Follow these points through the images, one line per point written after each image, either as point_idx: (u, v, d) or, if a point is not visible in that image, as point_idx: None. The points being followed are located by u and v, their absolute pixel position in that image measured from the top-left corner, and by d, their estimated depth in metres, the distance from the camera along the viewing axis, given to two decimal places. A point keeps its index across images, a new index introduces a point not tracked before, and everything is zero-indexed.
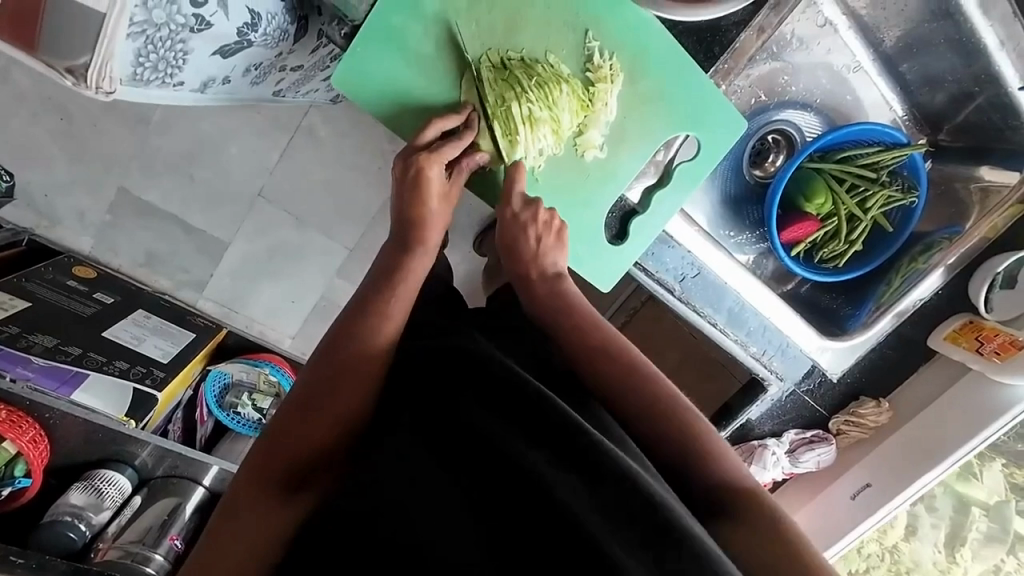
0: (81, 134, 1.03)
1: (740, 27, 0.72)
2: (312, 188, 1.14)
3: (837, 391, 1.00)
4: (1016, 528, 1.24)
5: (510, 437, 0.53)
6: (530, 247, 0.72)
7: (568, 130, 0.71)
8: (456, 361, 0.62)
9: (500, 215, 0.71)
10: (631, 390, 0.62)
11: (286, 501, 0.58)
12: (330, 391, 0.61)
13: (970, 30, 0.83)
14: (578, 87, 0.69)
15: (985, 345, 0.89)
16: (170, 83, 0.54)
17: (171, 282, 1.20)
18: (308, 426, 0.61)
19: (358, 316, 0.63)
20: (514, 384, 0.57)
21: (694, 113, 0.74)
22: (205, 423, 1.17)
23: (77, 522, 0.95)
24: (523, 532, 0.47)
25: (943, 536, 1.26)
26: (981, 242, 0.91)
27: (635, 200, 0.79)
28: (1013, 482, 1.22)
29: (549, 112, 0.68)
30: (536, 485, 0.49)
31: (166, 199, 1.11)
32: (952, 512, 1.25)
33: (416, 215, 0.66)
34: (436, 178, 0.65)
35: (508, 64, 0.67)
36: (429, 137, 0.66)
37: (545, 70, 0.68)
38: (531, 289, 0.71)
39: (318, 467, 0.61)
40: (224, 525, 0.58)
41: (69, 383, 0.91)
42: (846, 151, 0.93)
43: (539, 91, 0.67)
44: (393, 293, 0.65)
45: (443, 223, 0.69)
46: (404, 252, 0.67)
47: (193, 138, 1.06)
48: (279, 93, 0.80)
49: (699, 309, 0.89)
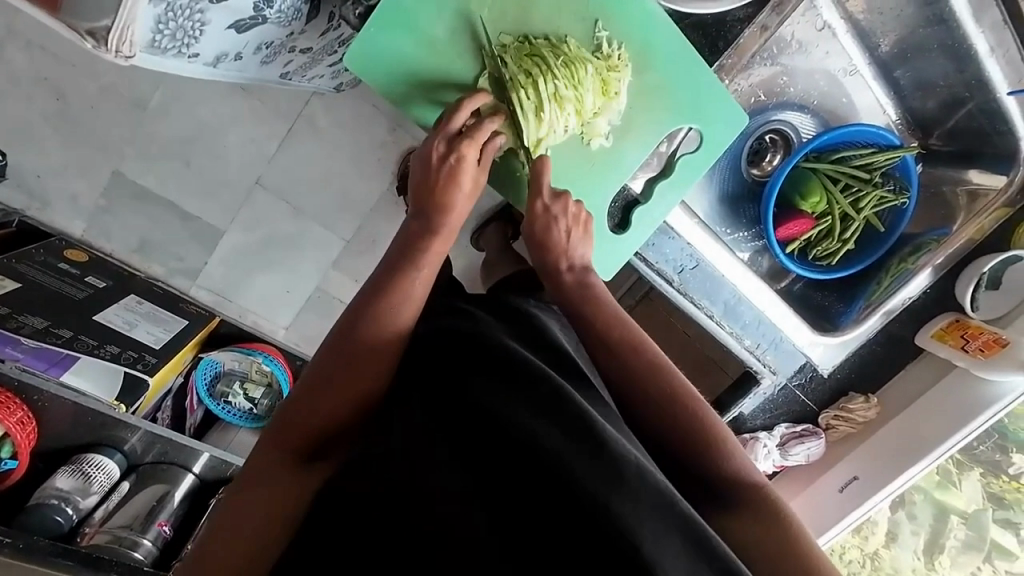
0: (76, 116, 1.01)
1: (744, 23, 0.74)
2: (312, 177, 1.13)
3: (827, 385, 1.02)
4: (992, 536, 1.26)
5: (518, 421, 0.52)
6: (560, 239, 0.71)
7: (589, 112, 0.72)
8: (464, 346, 0.62)
9: (531, 208, 0.70)
10: (625, 353, 0.65)
11: (304, 474, 0.61)
12: (338, 378, 0.61)
13: (962, 36, 0.86)
14: (601, 68, 0.70)
15: (970, 343, 0.91)
16: (184, 54, 0.54)
17: (164, 269, 1.18)
18: (317, 410, 0.61)
19: (371, 304, 0.62)
20: (518, 366, 0.57)
21: (699, 108, 0.76)
22: (194, 412, 1.21)
23: (65, 506, 0.94)
24: (525, 509, 0.48)
25: (922, 542, 1.29)
26: (967, 244, 0.95)
27: (638, 189, 0.80)
28: (990, 491, 1.24)
29: (574, 91, 0.68)
30: (544, 470, 0.49)
31: (163, 184, 1.09)
32: (932, 520, 1.28)
33: (443, 201, 0.65)
34: (471, 161, 0.65)
35: (532, 43, 0.68)
36: (460, 120, 0.65)
37: (571, 50, 0.69)
38: (559, 279, 0.71)
39: (333, 443, 0.62)
40: (246, 497, 0.59)
41: (59, 364, 0.92)
42: (839, 151, 0.96)
43: (566, 70, 0.67)
44: (406, 279, 0.64)
45: (465, 210, 0.67)
46: (421, 239, 0.66)
47: (192, 124, 1.04)
48: (286, 77, 0.80)
49: (696, 301, 0.91)
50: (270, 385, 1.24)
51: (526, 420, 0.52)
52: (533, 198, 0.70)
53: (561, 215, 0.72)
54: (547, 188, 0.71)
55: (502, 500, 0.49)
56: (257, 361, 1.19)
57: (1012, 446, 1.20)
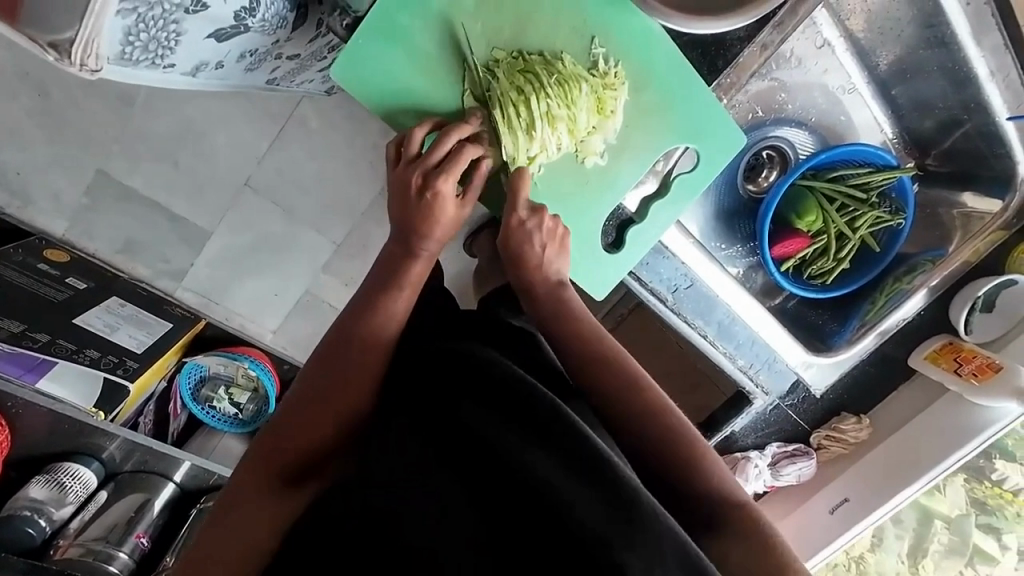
0: (58, 112, 0.97)
1: (744, 43, 0.70)
2: (300, 180, 1.11)
3: (818, 407, 1.01)
4: (975, 541, 1.26)
5: (513, 450, 0.50)
6: (535, 255, 0.69)
7: (582, 131, 0.70)
8: (453, 367, 0.60)
9: (506, 222, 0.67)
10: (624, 388, 0.61)
11: (290, 492, 0.57)
12: (325, 399, 0.59)
13: (963, 59, 0.84)
14: (597, 86, 0.68)
15: (963, 367, 0.91)
16: (159, 65, 0.52)
17: (150, 270, 1.15)
18: (298, 430, 0.59)
19: (361, 318, 0.62)
20: (508, 389, 0.56)
21: (697, 126, 0.73)
22: (177, 416, 1.17)
23: (37, 518, 0.92)
24: (516, 531, 0.46)
25: (906, 546, 1.28)
26: (962, 266, 0.94)
27: (633, 208, 0.78)
28: (974, 496, 1.23)
29: (567, 111, 0.67)
30: (537, 494, 0.47)
31: (149, 184, 1.06)
32: (916, 524, 1.27)
33: (422, 227, 0.63)
34: (448, 195, 0.63)
35: (526, 59, 0.66)
36: (442, 150, 0.63)
37: (565, 68, 0.66)
38: (534, 298, 0.69)
39: (321, 461, 0.59)
40: (225, 513, 0.55)
41: (34, 370, 0.88)
42: (836, 170, 0.94)
43: (559, 89, 0.66)
44: (394, 295, 0.63)
45: (442, 240, 0.65)
46: (408, 257, 0.64)
47: (179, 124, 1.01)
48: (274, 82, 0.78)
49: (689, 320, 0.90)
50: (256, 388, 1.21)
51: (516, 445, 0.51)
52: (508, 212, 0.67)
53: (536, 230, 0.69)
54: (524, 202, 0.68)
55: (492, 521, 0.47)
56: (242, 365, 1.16)
57: (995, 453, 1.19)
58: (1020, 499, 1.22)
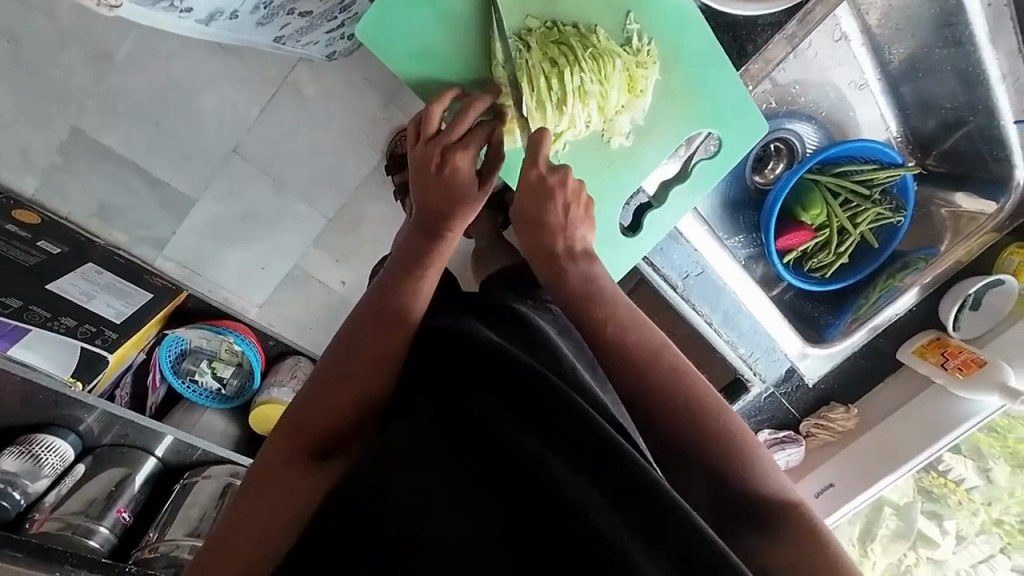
0: (29, 63, 0.87)
1: (774, 29, 0.70)
2: (295, 150, 1.06)
3: (811, 395, 1.05)
4: (921, 530, 1.28)
5: (526, 446, 0.49)
6: (557, 217, 0.60)
7: (612, 109, 0.68)
8: (467, 354, 0.56)
9: (525, 177, 0.59)
10: (641, 362, 0.56)
11: (314, 474, 0.57)
12: (341, 386, 0.58)
13: (977, 61, 0.86)
14: (630, 63, 0.66)
15: (950, 361, 0.95)
16: (176, 8, 0.50)
17: (126, 236, 1.07)
18: (319, 415, 0.57)
19: (384, 301, 0.60)
20: (523, 379, 0.53)
21: (726, 110, 0.72)
22: (156, 390, 1.18)
23: (11, 490, 0.88)
24: (534, 529, 0.46)
25: (856, 530, 1.28)
26: (954, 265, 0.98)
27: (652, 191, 0.77)
28: (920, 485, 1.27)
29: (600, 87, 0.65)
30: (551, 493, 0.46)
31: (129, 145, 0.98)
32: (867, 509, 1.29)
33: (444, 205, 0.61)
34: (467, 170, 0.60)
35: (561, 30, 0.65)
36: (462, 122, 0.60)
37: (600, 42, 0.65)
38: (558, 269, 0.61)
39: (342, 444, 0.59)
40: (250, 496, 0.55)
41: (7, 337, 0.90)
42: (842, 166, 0.96)
43: (593, 63, 0.64)
44: (421, 278, 0.61)
45: (468, 218, 0.63)
46: (433, 237, 0.62)
47: (161, 81, 0.94)
48: (279, 40, 0.74)
49: (697, 307, 0.91)
50: (240, 363, 1.22)
51: (531, 442, 0.49)
52: (526, 167, 0.59)
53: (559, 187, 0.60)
54: (545, 158, 0.60)
55: (513, 523, 0.47)
56: (227, 340, 1.16)
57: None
58: (963, 488, 1.24)
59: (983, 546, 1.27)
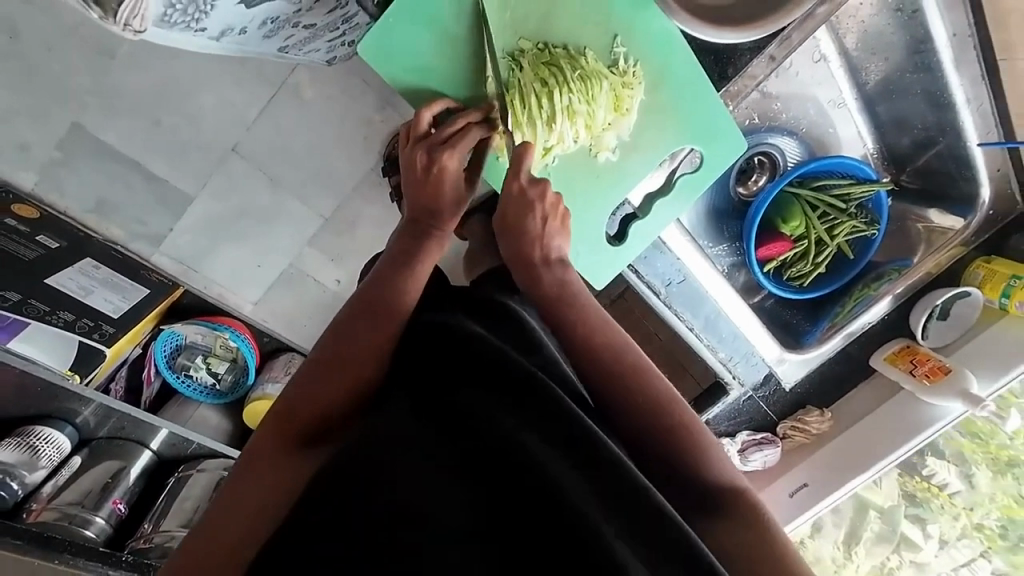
0: (27, 57, 0.89)
1: (754, 53, 0.73)
2: (293, 150, 1.08)
3: (788, 398, 1.10)
4: (903, 531, 1.29)
5: (508, 427, 0.53)
6: (536, 228, 0.68)
7: (599, 127, 0.72)
8: (456, 347, 0.61)
9: (508, 188, 0.67)
10: (608, 362, 0.62)
11: (302, 457, 0.59)
12: (334, 374, 0.61)
13: (945, 86, 0.90)
14: (616, 83, 0.70)
15: (918, 368, 1.00)
16: (192, 28, 0.53)
17: (123, 232, 1.10)
18: (312, 400, 0.60)
19: (379, 295, 0.63)
20: (507, 370, 0.57)
21: (707, 128, 0.76)
22: (151, 383, 1.20)
23: (10, 480, 0.90)
24: (511, 507, 0.49)
25: (842, 534, 1.31)
26: (925, 276, 1.03)
27: (636, 203, 0.81)
28: (905, 488, 1.26)
29: (587, 107, 0.69)
30: (529, 470, 0.50)
31: (128, 142, 1.01)
32: (852, 514, 1.30)
33: (434, 203, 0.66)
34: (455, 170, 0.65)
35: (552, 52, 0.69)
36: (453, 128, 0.65)
37: (589, 64, 0.69)
38: (534, 273, 0.68)
39: (331, 432, 0.61)
40: (240, 476, 0.57)
41: (6, 329, 0.89)
42: (822, 179, 1.00)
43: (581, 84, 0.68)
44: (411, 272, 0.65)
45: (454, 217, 0.68)
46: (423, 234, 0.67)
47: (162, 80, 0.96)
48: (282, 50, 0.76)
49: (679, 314, 0.96)
50: (234, 359, 1.24)
51: (513, 425, 0.53)
52: (509, 180, 0.68)
53: (538, 200, 0.68)
54: (526, 171, 0.68)
55: (487, 501, 0.49)
56: (223, 336, 1.19)
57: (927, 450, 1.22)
58: (946, 492, 1.24)
59: (964, 549, 1.27)
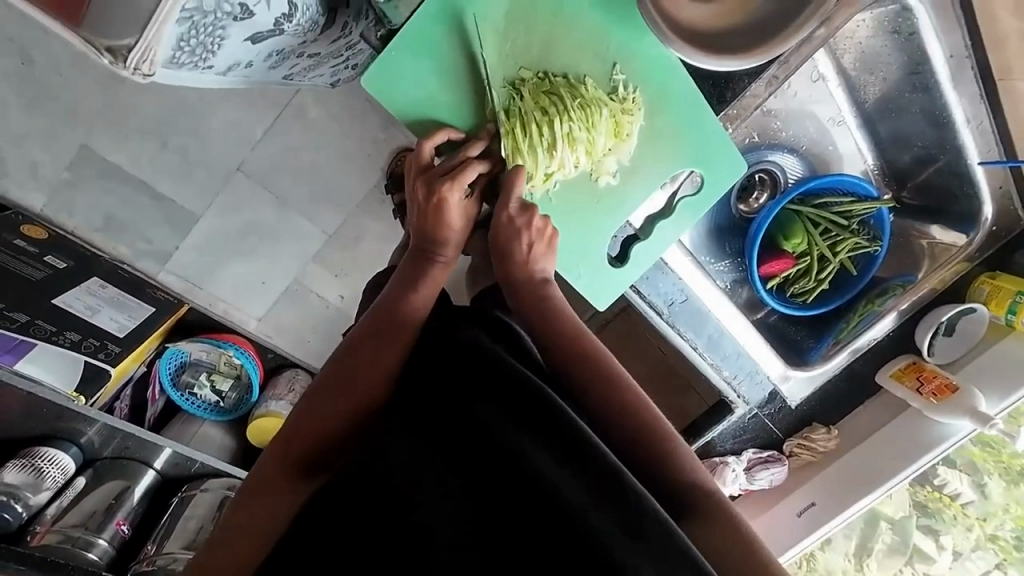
0: (39, 80, 0.93)
1: (753, 78, 0.75)
2: (297, 170, 1.10)
3: (794, 415, 1.09)
4: (916, 543, 1.27)
5: (509, 440, 0.52)
6: (521, 253, 0.69)
7: (599, 152, 0.73)
8: (458, 361, 0.61)
9: (496, 218, 0.68)
10: (595, 381, 0.62)
11: (307, 475, 0.59)
12: (342, 390, 0.61)
13: (943, 105, 0.91)
14: (615, 110, 0.71)
15: (925, 386, 0.99)
16: (200, 66, 0.54)
17: (129, 250, 1.11)
18: (316, 417, 0.61)
19: (385, 317, 0.64)
20: (508, 382, 0.57)
21: (706, 152, 0.76)
22: (155, 402, 1.20)
23: (13, 503, 0.90)
24: (512, 521, 0.48)
25: (853, 545, 1.29)
26: (930, 292, 1.02)
27: (638, 225, 0.81)
28: (916, 499, 1.24)
29: (587, 134, 0.70)
30: (530, 483, 0.49)
31: (135, 162, 1.03)
32: (863, 524, 1.28)
33: (438, 232, 0.67)
34: (456, 202, 0.66)
35: (551, 80, 0.69)
36: (451, 163, 0.66)
37: (588, 92, 0.70)
38: (519, 295, 0.69)
39: (335, 449, 0.61)
40: (248, 495, 0.58)
41: (12, 352, 0.90)
42: (824, 197, 1.01)
43: (581, 112, 0.69)
44: (416, 295, 0.66)
45: (460, 243, 0.69)
46: (427, 261, 0.68)
47: (169, 102, 0.99)
48: (288, 77, 0.78)
49: (682, 332, 0.95)
50: (238, 376, 1.25)
51: (513, 437, 0.52)
52: (498, 209, 0.68)
53: (525, 228, 0.69)
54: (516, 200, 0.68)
55: (487, 515, 0.48)
56: (227, 354, 1.19)
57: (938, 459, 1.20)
58: (958, 503, 1.22)
59: (978, 562, 1.24)
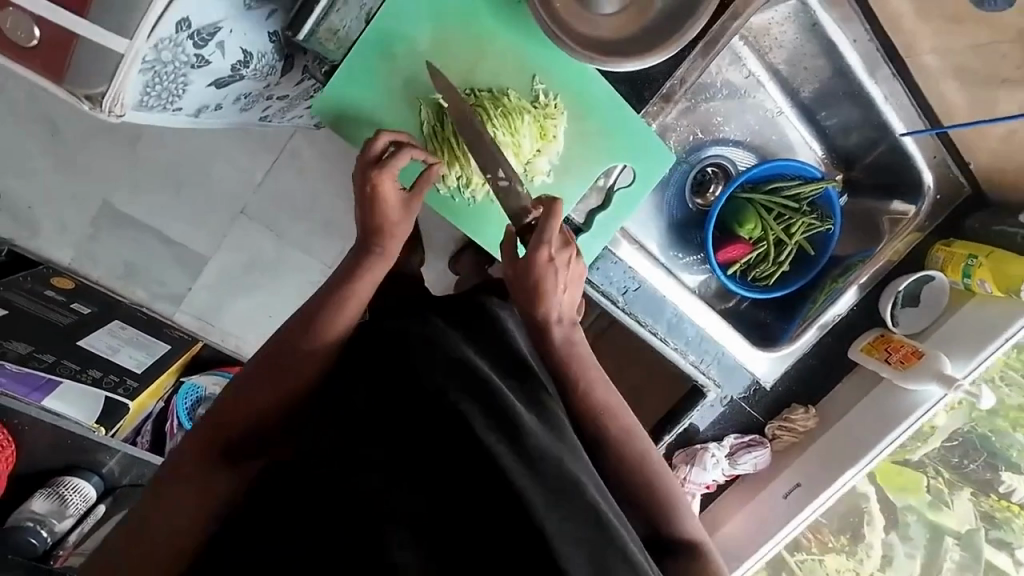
0: (70, 150, 1.12)
1: (666, 75, 0.82)
2: (292, 208, 1.20)
3: (771, 397, 1.10)
4: (990, 558, 1.17)
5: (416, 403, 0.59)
6: (556, 290, 0.71)
7: (527, 154, 0.80)
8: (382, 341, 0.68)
9: (537, 257, 0.68)
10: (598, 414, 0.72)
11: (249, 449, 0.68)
12: (280, 375, 0.69)
13: (858, 86, 0.97)
14: (539, 116, 0.79)
15: (893, 356, 1.01)
16: (170, 109, 0.67)
17: (147, 293, 1.22)
18: (254, 399, 0.68)
19: (317, 308, 0.71)
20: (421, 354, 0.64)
21: (631, 146, 0.84)
22: (174, 438, 1.17)
23: (39, 528, 0.97)
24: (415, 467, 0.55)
25: (918, 567, 1.20)
26: (886, 264, 1.05)
27: (580, 219, 0.88)
28: (982, 510, 1.16)
29: (511, 138, 0.77)
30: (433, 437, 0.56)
31: (149, 212, 1.17)
32: (927, 542, 1.19)
33: (378, 223, 0.71)
34: (389, 187, 0.70)
35: (477, 95, 0.77)
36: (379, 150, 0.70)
37: (511, 101, 0.78)
38: (548, 331, 0.73)
39: (273, 425, 0.70)
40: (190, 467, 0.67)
41: (41, 389, 0.95)
42: (774, 182, 1.05)
43: (503, 120, 0.77)
44: (350, 287, 0.71)
45: (403, 234, 0.73)
46: (365, 255, 0.72)
47: (177, 156, 1.14)
48: (266, 119, 0.91)
49: (640, 319, 1.00)
50: None
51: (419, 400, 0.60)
52: (539, 247, 0.68)
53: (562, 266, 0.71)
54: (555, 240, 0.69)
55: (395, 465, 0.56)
56: None
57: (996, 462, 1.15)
58: None
59: None
